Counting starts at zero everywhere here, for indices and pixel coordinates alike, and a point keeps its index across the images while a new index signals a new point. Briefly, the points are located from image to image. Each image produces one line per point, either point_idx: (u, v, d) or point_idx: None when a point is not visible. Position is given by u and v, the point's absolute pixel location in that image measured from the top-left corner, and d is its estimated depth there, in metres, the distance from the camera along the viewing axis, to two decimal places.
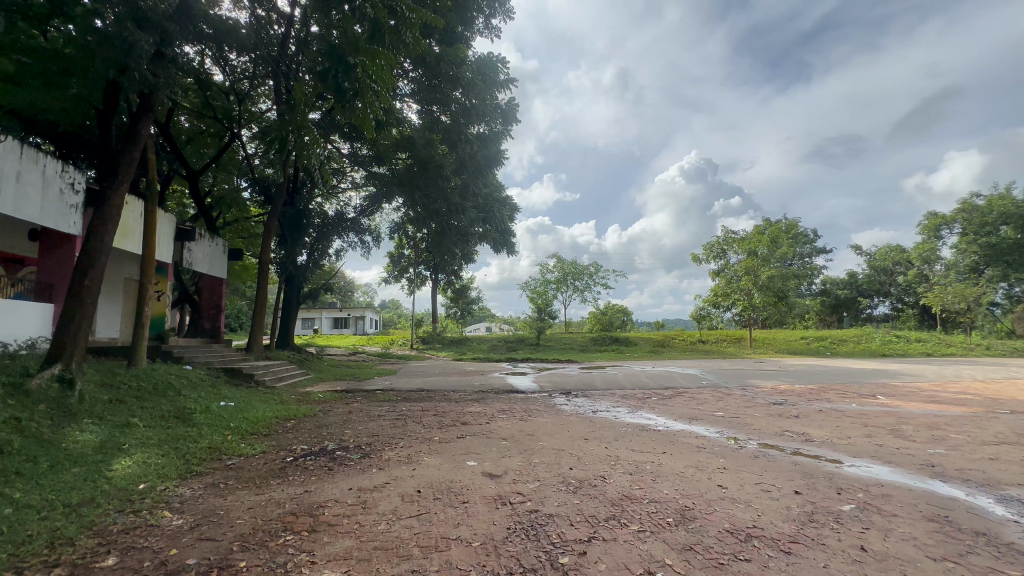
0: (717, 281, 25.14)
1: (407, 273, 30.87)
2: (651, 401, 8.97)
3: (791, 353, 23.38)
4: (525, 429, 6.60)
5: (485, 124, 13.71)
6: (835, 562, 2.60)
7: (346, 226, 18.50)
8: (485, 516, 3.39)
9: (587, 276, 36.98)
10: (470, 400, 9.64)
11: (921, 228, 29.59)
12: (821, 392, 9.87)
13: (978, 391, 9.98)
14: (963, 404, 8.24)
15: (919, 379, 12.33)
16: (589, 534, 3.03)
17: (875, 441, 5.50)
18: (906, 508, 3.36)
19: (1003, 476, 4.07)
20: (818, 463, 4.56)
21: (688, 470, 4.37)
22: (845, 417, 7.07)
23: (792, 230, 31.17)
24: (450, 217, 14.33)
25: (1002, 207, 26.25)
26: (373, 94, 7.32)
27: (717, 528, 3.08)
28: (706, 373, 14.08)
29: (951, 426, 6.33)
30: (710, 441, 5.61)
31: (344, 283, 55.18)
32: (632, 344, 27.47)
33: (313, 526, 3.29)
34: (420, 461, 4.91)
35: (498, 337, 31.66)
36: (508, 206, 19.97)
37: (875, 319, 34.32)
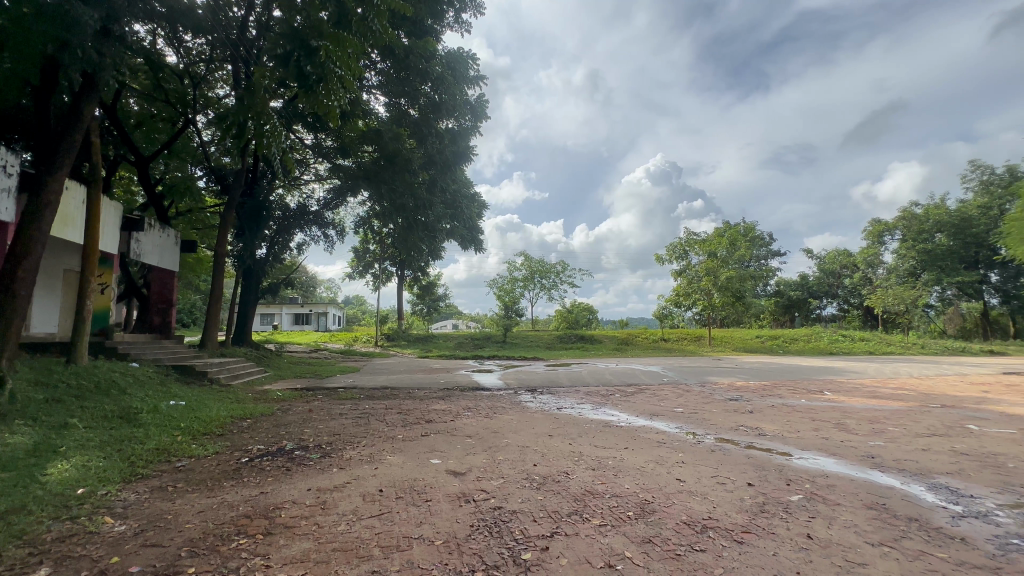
0: (679, 280, 25.88)
1: (373, 268, 30.27)
2: (614, 398, 9.15)
3: (747, 351, 24.34)
4: (489, 426, 6.58)
5: (453, 118, 13.67)
6: (783, 549, 2.73)
7: (308, 220, 17.95)
8: (447, 514, 3.37)
9: (554, 274, 37.33)
10: (435, 397, 9.55)
11: (867, 234, 31.48)
12: (774, 388, 10.34)
13: (913, 387, 10.72)
14: (900, 399, 8.83)
15: (861, 375, 13.11)
16: (551, 529, 3.06)
17: (822, 434, 5.80)
18: (848, 497, 3.56)
19: (933, 466, 4.37)
20: (770, 456, 4.77)
21: (648, 465, 4.48)
22: (795, 412, 7.44)
23: (750, 233, 32.49)
24: (417, 213, 13.97)
25: (937, 215, 28.25)
26: (338, 81, 7.14)
27: (675, 520, 3.18)
28: (667, 370, 14.51)
29: (888, 419, 6.76)
30: (670, 436, 5.77)
31: (306, 279, 53.67)
32: (597, 343, 27.89)
33: (268, 529, 3.18)
34: (382, 461, 4.81)
35: (464, 334, 31.50)
36: (476, 203, 19.89)
37: (824, 319, 36.20)
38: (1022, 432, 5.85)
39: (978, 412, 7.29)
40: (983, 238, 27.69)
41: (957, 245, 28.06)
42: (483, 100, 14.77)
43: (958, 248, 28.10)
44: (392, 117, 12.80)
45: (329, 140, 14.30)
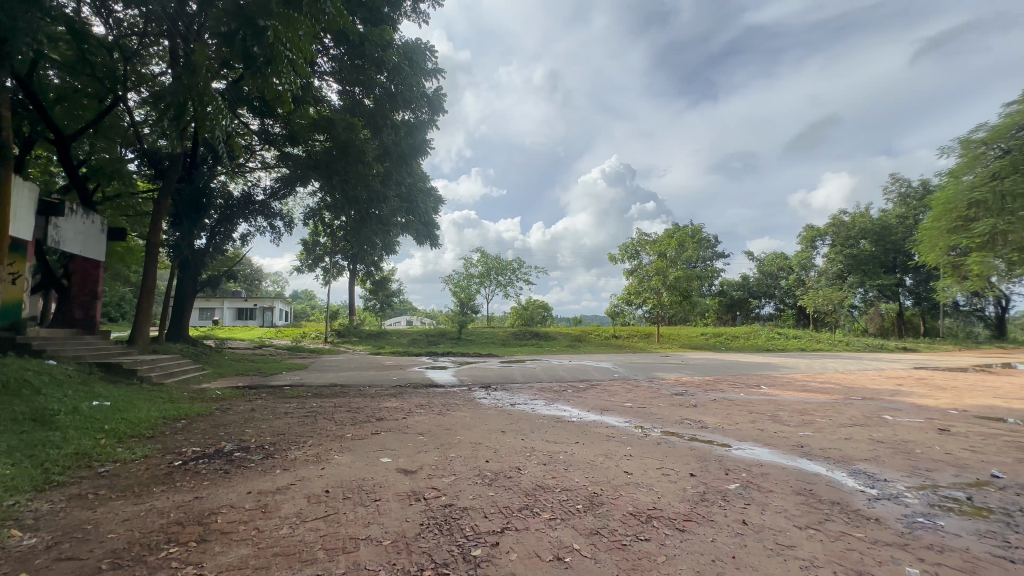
0: (630, 280, 26.71)
1: (323, 262, 29.13)
2: (567, 394, 9.30)
3: (694, 348, 25.41)
4: (441, 423, 6.53)
5: (410, 111, 13.41)
6: (722, 536, 2.88)
7: (253, 209, 17.05)
8: (397, 513, 3.30)
9: (510, 271, 37.42)
10: (387, 395, 9.33)
11: (801, 239, 33.70)
12: (716, 383, 10.87)
13: (838, 381, 11.59)
14: (827, 392, 9.53)
15: (793, 371, 14.06)
16: (502, 525, 3.07)
17: (758, 426, 6.15)
18: (780, 484, 3.81)
19: (853, 454, 4.74)
20: (710, 447, 5.02)
21: (597, 458, 4.60)
22: (735, 405, 7.86)
23: (697, 235, 33.99)
24: (370, 205, 13.52)
25: (862, 223, 30.66)
26: (289, 64, 6.82)
27: (622, 512, 3.28)
28: (617, 366, 14.91)
29: (815, 411, 7.29)
30: (619, 430, 5.94)
31: (249, 273, 51.01)
32: (550, 339, 28.29)
33: (203, 535, 3.00)
34: (329, 460, 4.65)
35: (418, 331, 31.06)
36: (433, 198, 19.63)
37: (762, 318, 38.44)
38: (927, 421, 6.49)
39: (892, 404, 7.99)
40: (900, 244, 30.34)
41: (878, 251, 30.58)
42: (441, 95, 14.57)
43: (879, 254, 30.63)
44: (346, 106, 12.37)
45: (277, 127, 13.69)
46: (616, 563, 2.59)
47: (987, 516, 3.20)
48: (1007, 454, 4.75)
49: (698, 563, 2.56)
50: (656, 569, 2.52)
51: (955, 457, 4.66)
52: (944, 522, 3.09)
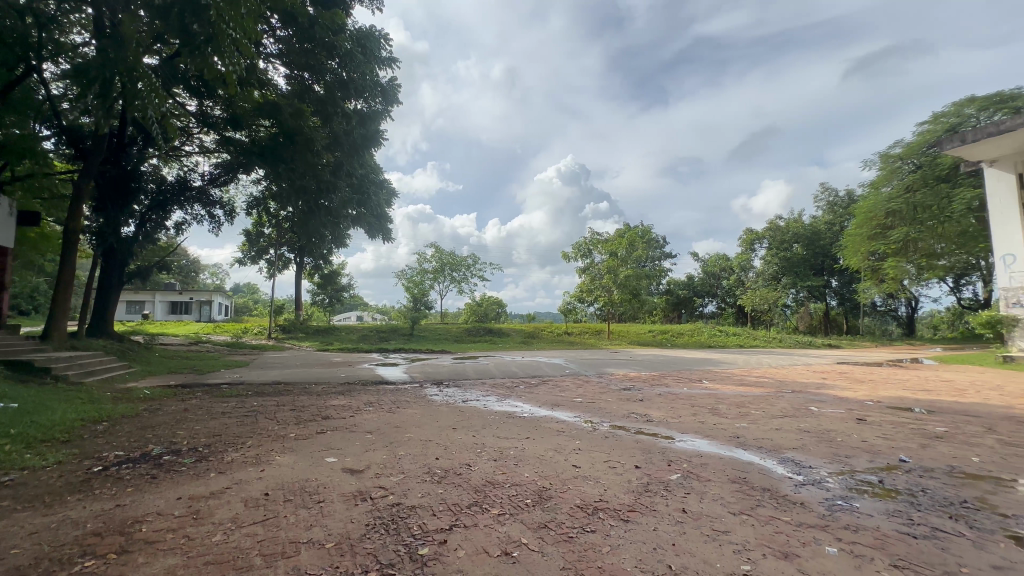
0: (583, 278, 27.39)
1: (267, 255, 27.73)
2: (519, 390, 9.37)
3: (642, 345, 26.34)
4: (390, 421, 6.39)
5: (363, 100, 13.08)
6: (663, 524, 3.00)
7: (190, 196, 15.94)
8: (342, 514, 3.19)
9: (465, 268, 37.20)
10: (334, 393, 9.01)
11: (742, 241, 35.66)
12: (661, 378, 11.32)
13: (771, 375, 12.39)
14: (762, 386, 10.15)
15: (732, 366, 14.87)
16: (450, 522, 3.05)
17: (699, 418, 6.45)
18: (717, 473, 4.02)
19: (783, 443, 5.07)
20: (655, 440, 5.21)
21: (547, 453, 4.67)
22: (678, 399, 8.22)
23: (647, 236, 35.22)
24: (320, 196, 12.93)
25: (795, 228, 32.88)
26: (232, 44, 6.41)
27: (570, 505, 3.34)
28: (569, 362, 15.21)
29: (751, 404, 7.74)
30: (569, 425, 6.04)
31: (184, 264, 47.72)
32: (504, 336, 28.37)
33: (124, 547, 2.77)
34: (270, 462, 4.44)
35: (368, 327, 30.26)
36: (385, 190, 19.13)
37: (705, 316, 40.38)
38: (847, 412, 7.07)
39: (818, 397, 8.61)
40: (828, 249, 32.77)
41: (808, 255, 32.89)
42: (395, 86, 14.30)
43: (809, 257, 32.97)
44: (294, 91, 11.82)
45: (218, 109, 12.83)
46: (563, 555, 2.63)
47: (895, 497, 3.52)
48: (913, 439, 5.26)
49: (640, 551, 2.65)
50: (601, 559, 2.59)
51: (870, 444, 5.10)
52: (859, 504, 3.37)
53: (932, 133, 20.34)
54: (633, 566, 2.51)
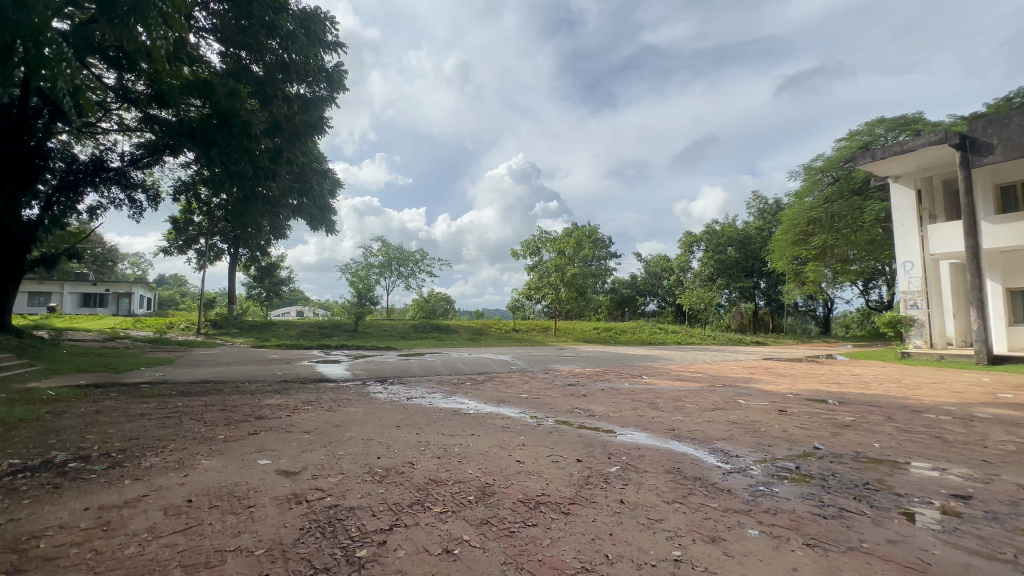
0: (531, 275, 27.76)
1: (197, 244, 25.82)
2: (465, 387, 9.33)
3: (587, 342, 27.04)
4: (330, 420, 6.14)
5: (306, 84, 12.53)
6: (601, 515, 3.09)
7: (106, 177, 14.51)
8: (274, 518, 3.04)
9: (413, 263, 36.50)
10: (270, 391, 8.56)
11: (681, 243, 37.44)
12: (604, 374, 11.66)
13: (705, 371, 13.11)
14: (697, 381, 10.72)
15: (671, 362, 15.60)
16: (391, 522, 2.98)
17: (639, 412, 6.71)
18: (654, 464, 4.21)
19: (714, 434, 5.39)
20: (596, 434, 5.36)
21: (492, 449, 4.68)
22: (620, 394, 8.53)
23: (594, 236, 36.17)
24: (257, 184, 11.91)
25: (729, 232, 34.98)
26: (159, 14, 5.95)
27: (512, 499, 3.37)
28: (515, 359, 15.33)
29: (686, 398, 8.15)
30: (515, 421, 6.09)
31: (100, 253, 43.48)
32: (452, 333, 28.12)
33: (15, 566, 2.47)
34: (195, 466, 4.13)
35: (309, 322, 28.96)
36: (329, 179, 18.34)
37: (646, 314, 42.07)
38: (770, 404, 7.62)
39: (746, 390, 9.22)
40: (757, 252, 35.11)
41: (741, 257, 35.10)
42: (342, 72, 13.81)
43: (741, 260, 35.20)
44: (230, 69, 11.08)
45: (140, 84, 11.74)
46: (503, 550, 2.65)
47: (809, 481, 3.84)
48: (826, 428, 5.77)
49: (579, 543, 2.72)
50: (541, 552, 2.63)
51: (790, 433, 5.53)
52: (779, 489, 3.64)
53: (848, 148, 22.26)
54: (572, 557, 2.57)
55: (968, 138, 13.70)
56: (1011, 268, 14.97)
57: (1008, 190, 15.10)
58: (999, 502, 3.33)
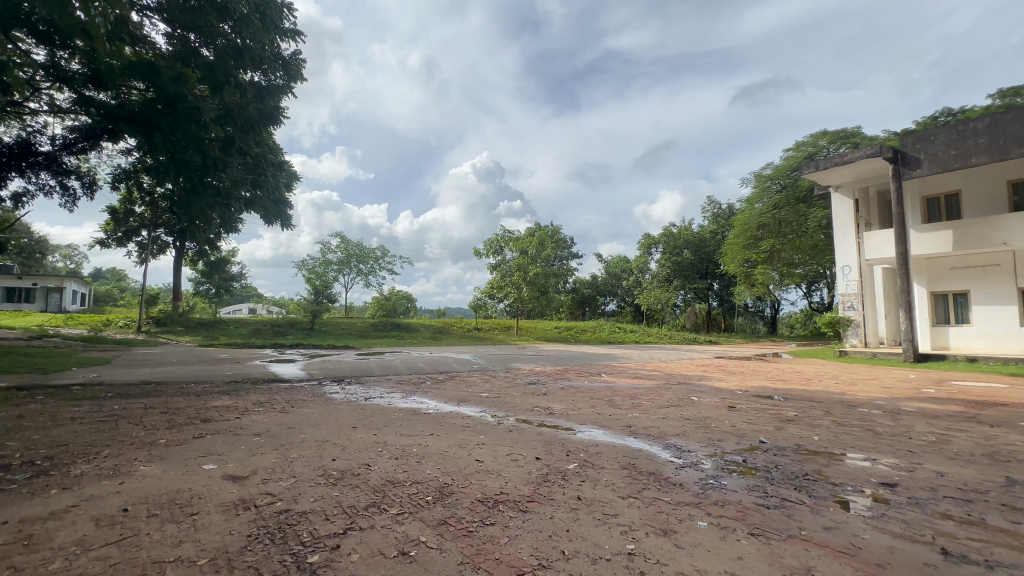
0: (493, 274, 27.83)
1: (138, 237, 24.16)
2: (425, 386, 9.21)
3: (549, 341, 27.30)
4: (282, 422, 5.93)
5: (260, 71, 12.04)
6: (559, 512, 3.13)
7: (34, 162, 13.36)
8: (219, 526, 2.90)
9: (373, 260, 35.71)
10: (218, 393, 8.13)
11: (640, 245, 38.48)
12: (564, 373, 11.82)
13: (661, 369, 13.53)
14: (653, 379, 11.05)
15: (629, 360, 16.01)
16: (345, 526, 2.90)
17: (597, 410, 6.85)
18: (610, 460, 4.30)
19: (668, 430, 5.57)
20: (556, 432, 5.43)
21: (451, 448, 4.65)
22: (579, 392, 8.67)
23: (556, 236, 36.63)
24: (206, 174, 11.29)
25: (685, 235, 36.26)
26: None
27: (470, 499, 3.36)
28: (477, 358, 15.31)
29: (643, 395, 8.39)
30: (474, 420, 6.08)
31: (27, 243, 40.04)
32: (412, 331, 27.70)
33: None
34: (131, 473, 3.87)
35: (262, 320, 27.76)
36: (285, 171, 17.64)
37: (606, 314, 42.98)
38: (721, 400, 7.95)
39: (698, 388, 9.57)
40: (711, 255, 36.56)
41: (696, 260, 36.45)
42: (299, 60, 13.35)
43: (697, 262, 36.54)
44: (176, 51, 10.48)
45: (74, 63, 10.87)
46: (461, 549, 2.64)
47: (755, 473, 4.03)
48: (770, 423, 6.08)
49: (537, 540, 2.74)
50: (499, 550, 2.63)
51: (737, 428, 5.80)
52: (727, 481, 3.80)
53: (795, 158, 23.53)
54: (530, 555, 2.59)
55: (899, 153, 14.78)
56: (935, 273, 16.26)
57: (934, 202, 16.37)
58: (921, 488, 3.62)
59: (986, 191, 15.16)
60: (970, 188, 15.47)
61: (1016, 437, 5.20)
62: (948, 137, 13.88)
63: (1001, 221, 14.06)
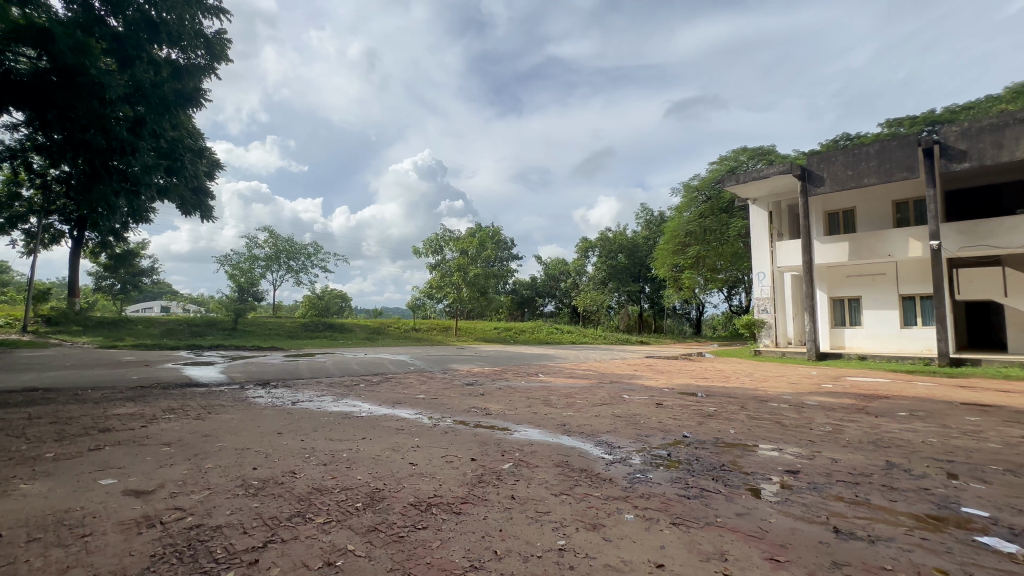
0: (433, 274, 27.38)
1: (26, 224, 21.37)
2: (359, 388, 8.90)
3: (487, 341, 27.37)
4: (197, 430, 5.47)
5: (178, 48, 11.01)
6: (493, 513, 3.14)
7: None
8: (116, 547, 2.61)
9: (305, 257, 33.96)
10: (123, 399, 7.37)
11: (578, 248, 39.63)
12: (502, 373, 11.93)
13: (596, 368, 14.02)
14: (587, 378, 11.43)
15: (565, 360, 16.46)
16: (265, 538, 2.73)
17: (533, 409, 6.95)
18: (544, 459, 4.39)
19: (600, 428, 5.77)
20: (492, 432, 5.44)
21: (384, 452, 4.51)
22: (516, 392, 8.76)
23: (497, 238, 36.87)
24: (111, 157, 10.15)
25: (620, 240, 37.87)
26: None
27: (402, 504, 3.28)
28: (414, 359, 15.05)
29: (577, 394, 8.65)
30: (410, 422, 5.95)
31: None
32: (347, 332, 26.68)
33: None
34: (8, 493, 3.39)
35: (176, 319, 25.45)
36: (207, 158, 16.29)
37: (545, 315, 43.84)
38: (649, 398, 8.37)
39: (629, 386, 10.05)
40: (643, 260, 38.39)
41: (630, 264, 38.14)
42: (224, 41, 12.31)
43: (630, 266, 38.25)
44: (77, 18, 9.36)
45: None
46: (390, 557, 2.56)
47: (678, 466, 4.29)
48: (693, 418, 6.50)
49: (470, 542, 2.73)
50: (430, 555, 2.59)
51: (664, 424, 6.12)
52: (652, 475, 4.01)
53: (718, 171, 25.28)
54: (462, 557, 2.57)
55: (806, 171, 16.38)
56: (835, 280, 18.13)
57: (835, 217, 18.26)
58: (818, 473, 4.02)
59: (876, 209, 17.12)
60: (863, 206, 17.41)
61: (895, 425, 5.93)
62: (846, 159, 15.53)
63: (887, 236, 15.96)
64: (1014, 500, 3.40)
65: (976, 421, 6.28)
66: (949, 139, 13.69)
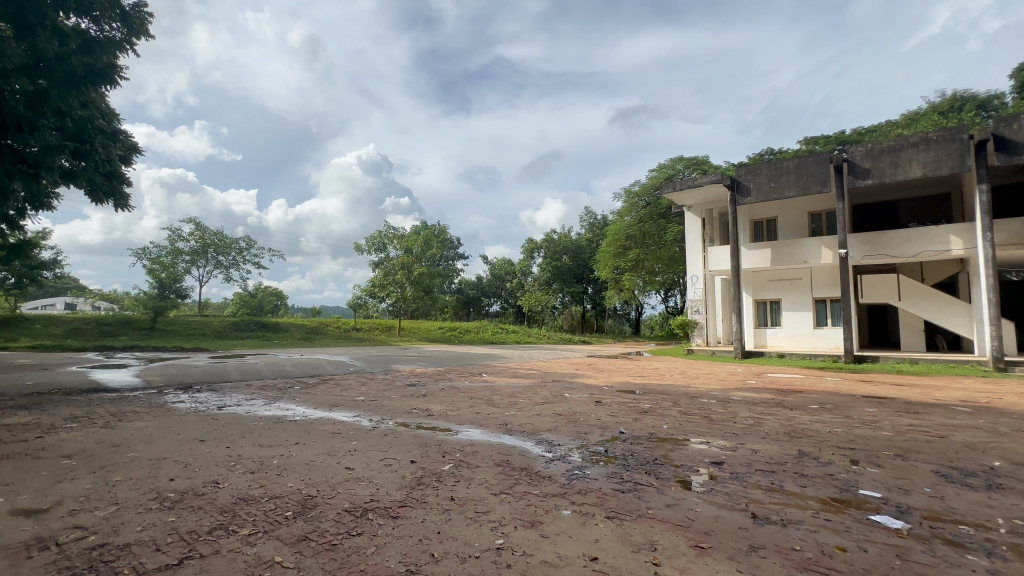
0: (376, 272, 26.63)
1: None
2: (294, 391, 8.48)
3: (431, 342, 26.93)
4: (105, 439, 4.96)
5: (88, 17, 9.82)
6: (430, 515, 3.09)
7: None
8: None
9: (235, 252, 31.87)
10: (15, 407, 6.56)
11: (525, 249, 40.04)
12: (445, 373, 11.81)
13: (538, 367, 14.23)
14: (530, 377, 11.57)
15: (509, 360, 16.58)
16: (182, 554, 2.54)
17: (476, 410, 6.94)
18: (486, 458, 4.39)
19: (541, 426, 5.86)
20: (433, 434, 5.35)
21: (318, 458, 4.33)
22: (459, 392, 8.71)
23: (443, 236, 36.47)
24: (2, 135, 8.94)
25: (565, 242, 38.70)
26: None
27: (336, 510, 3.15)
28: (354, 359, 14.57)
29: (520, 393, 8.72)
30: (347, 426, 5.73)
31: None
32: (281, 332, 25.30)
33: None
34: None
35: (82, 317, 22.96)
36: (122, 141, 14.75)
37: (490, 315, 43.90)
38: (590, 396, 8.61)
39: (570, 384, 10.29)
40: (587, 262, 39.44)
41: (574, 265, 39.07)
42: (143, 14, 11.13)
43: (574, 268, 39.16)
44: None
45: None
46: (322, 566, 2.46)
47: (614, 461, 4.44)
48: (630, 415, 6.76)
49: (406, 546, 2.67)
50: (364, 561, 2.51)
51: (602, 421, 6.31)
52: (590, 471, 4.13)
53: (658, 178, 26.44)
54: (398, 562, 2.51)
55: (735, 181, 17.53)
56: (759, 283, 19.51)
57: (760, 225, 19.66)
58: (740, 464, 4.32)
59: (795, 219, 18.63)
60: (784, 216, 18.91)
61: (808, 418, 6.47)
62: (769, 172, 16.77)
63: (804, 244, 17.41)
64: (901, 481, 3.84)
65: (873, 412, 7.01)
66: (856, 157, 15.16)
